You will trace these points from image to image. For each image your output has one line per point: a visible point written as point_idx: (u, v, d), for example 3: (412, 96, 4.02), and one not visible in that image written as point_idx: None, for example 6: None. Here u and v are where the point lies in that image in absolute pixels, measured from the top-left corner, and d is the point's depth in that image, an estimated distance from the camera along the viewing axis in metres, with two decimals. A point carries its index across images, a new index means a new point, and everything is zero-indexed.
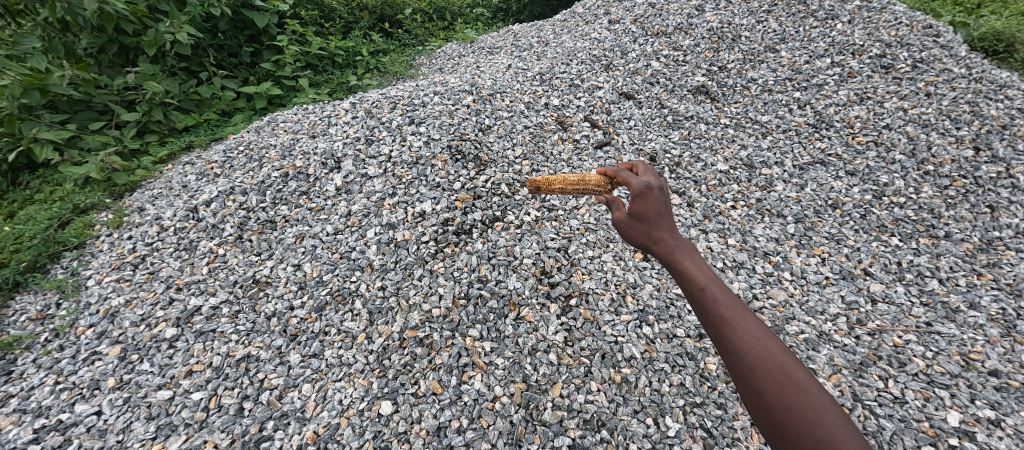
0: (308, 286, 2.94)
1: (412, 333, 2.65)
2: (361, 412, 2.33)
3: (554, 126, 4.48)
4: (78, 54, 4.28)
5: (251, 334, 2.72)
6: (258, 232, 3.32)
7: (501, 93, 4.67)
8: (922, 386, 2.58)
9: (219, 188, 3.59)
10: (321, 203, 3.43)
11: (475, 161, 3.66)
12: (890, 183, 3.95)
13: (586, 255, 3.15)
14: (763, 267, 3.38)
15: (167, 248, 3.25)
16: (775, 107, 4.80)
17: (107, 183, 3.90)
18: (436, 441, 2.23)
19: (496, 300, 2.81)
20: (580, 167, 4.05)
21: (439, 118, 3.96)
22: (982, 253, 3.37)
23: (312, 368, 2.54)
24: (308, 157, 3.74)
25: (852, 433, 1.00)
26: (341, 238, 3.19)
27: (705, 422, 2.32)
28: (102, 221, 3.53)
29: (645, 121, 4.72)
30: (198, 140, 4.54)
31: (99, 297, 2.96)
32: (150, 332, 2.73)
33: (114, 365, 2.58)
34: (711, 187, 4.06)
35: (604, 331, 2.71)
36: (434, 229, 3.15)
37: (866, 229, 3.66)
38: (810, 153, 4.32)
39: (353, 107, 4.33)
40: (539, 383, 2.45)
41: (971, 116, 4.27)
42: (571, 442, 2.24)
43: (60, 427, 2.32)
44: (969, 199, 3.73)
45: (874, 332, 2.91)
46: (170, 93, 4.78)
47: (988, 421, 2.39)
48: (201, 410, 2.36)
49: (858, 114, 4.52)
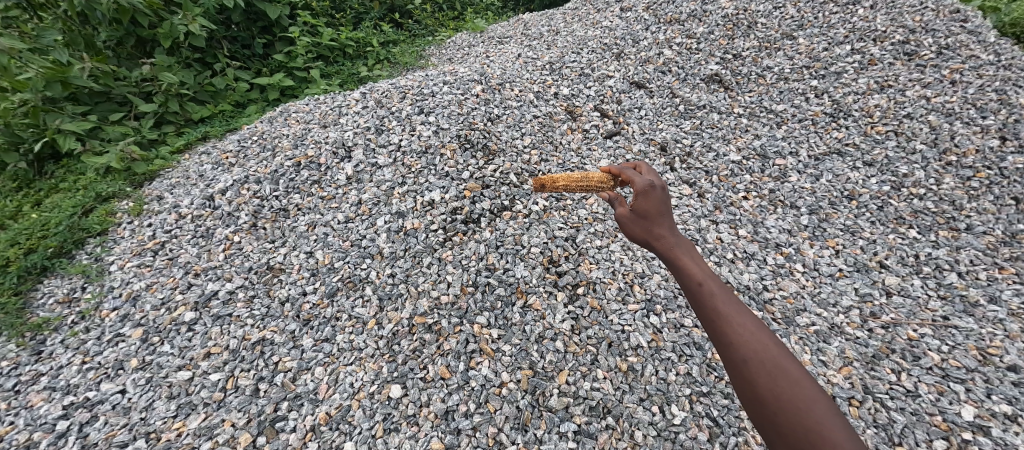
0: (320, 273, 3.00)
1: (421, 320, 2.70)
2: (372, 395, 2.40)
3: (563, 116, 4.47)
4: (98, 47, 4.38)
5: (266, 318, 2.79)
6: (271, 220, 3.38)
7: (511, 82, 4.65)
8: (936, 380, 2.55)
9: (234, 177, 3.66)
10: (332, 192, 3.48)
11: (484, 150, 3.68)
12: (909, 174, 3.85)
13: (594, 245, 3.16)
14: (774, 258, 3.34)
15: (186, 235, 3.34)
16: (790, 96, 4.70)
17: (127, 173, 4.01)
18: (444, 425, 2.28)
19: (504, 288, 2.83)
20: (589, 157, 4.03)
21: (448, 108, 3.98)
22: (1005, 246, 3.27)
23: (324, 352, 2.61)
24: (320, 147, 3.79)
25: (842, 425, 1.00)
26: (352, 226, 3.24)
27: (711, 411, 2.33)
28: (123, 208, 3.63)
29: (656, 111, 4.66)
30: (214, 131, 4.63)
31: (121, 282, 3.06)
32: (169, 316, 2.81)
33: (135, 347, 2.68)
34: (723, 178, 4.01)
35: (611, 320, 2.73)
36: (443, 218, 3.19)
37: (883, 221, 3.58)
38: (827, 143, 4.24)
39: (363, 97, 4.37)
40: (546, 370, 2.50)
41: (999, 105, 4.11)
42: (576, 428, 2.27)
43: (87, 404, 2.44)
44: (993, 191, 3.60)
45: (887, 326, 2.87)
46: (186, 84, 4.85)
47: (1004, 416, 2.34)
48: (219, 391, 2.46)
49: (878, 103, 4.40)
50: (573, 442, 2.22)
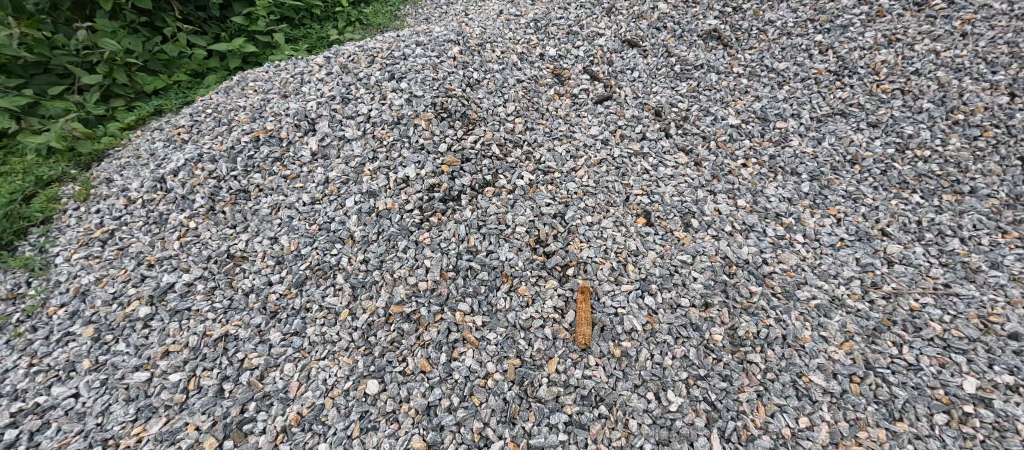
0: (287, 261, 2.75)
1: (398, 309, 2.50)
2: (347, 392, 2.22)
3: (550, 79, 4.15)
4: (29, 11, 3.90)
5: (229, 311, 2.56)
6: (231, 203, 3.09)
7: (492, 43, 4.28)
8: (938, 352, 2.42)
9: (186, 155, 3.33)
10: (296, 170, 3.19)
11: (463, 119, 3.41)
12: (915, 135, 3.64)
13: (584, 221, 2.95)
14: (775, 229, 3.14)
15: (137, 222, 3.04)
16: (793, 52, 4.40)
17: (71, 153, 3.64)
18: (426, 421, 2.12)
19: (487, 272, 2.64)
20: (578, 124, 3.77)
21: (422, 73, 3.64)
22: (1009, 209, 3.10)
23: (294, 347, 2.40)
24: (280, 119, 3.46)
25: None
26: (319, 208, 2.97)
27: (709, 395, 2.23)
28: (68, 194, 3.30)
29: (650, 72, 4.34)
30: (168, 105, 4.26)
31: (68, 275, 2.77)
32: (122, 312, 2.56)
33: (87, 346, 2.44)
34: (721, 143, 3.76)
35: (603, 302, 2.55)
36: (419, 196, 2.94)
37: (886, 186, 3.40)
38: (831, 103, 3.99)
39: (328, 62, 3.98)
40: (534, 358, 2.33)
41: (1011, 58, 3.86)
42: (567, 419, 2.13)
43: (37, 411, 2.21)
44: (1000, 151, 3.41)
45: (888, 296, 2.73)
46: (133, 52, 4.40)
47: (1006, 387, 2.23)
48: (180, 392, 2.25)
49: (885, 58, 4.13)
50: (564, 435, 2.07)
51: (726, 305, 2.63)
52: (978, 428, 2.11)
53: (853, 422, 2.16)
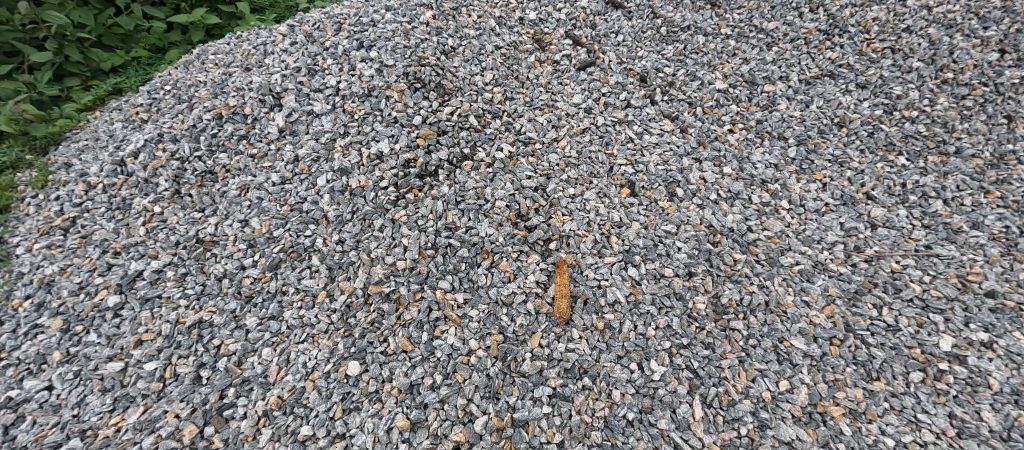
0: (259, 244, 2.66)
1: (377, 289, 2.44)
2: (327, 375, 2.18)
3: (530, 45, 3.99)
4: None
5: (202, 297, 2.48)
6: (197, 185, 2.97)
7: (468, 7, 4.07)
8: (917, 312, 2.43)
9: (146, 135, 3.17)
10: (263, 148, 3.05)
11: (438, 90, 3.27)
12: (903, 95, 3.57)
13: (566, 194, 2.89)
14: (760, 197, 3.09)
15: (99, 208, 2.90)
16: (783, 11, 4.26)
17: (24, 137, 3.46)
18: (410, 399, 2.10)
19: (467, 248, 2.58)
20: (560, 92, 3.65)
21: (393, 40, 3.47)
22: (993, 169, 3.08)
23: (271, 331, 2.35)
24: (243, 94, 3.29)
25: None
26: (290, 187, 2.86)
27: (692, 363, 2.23)
28: (25, 181, 3.14)
29: (635, 35, 4.18)
30: (127, 83, 4.05)
31: (30, 266, 2.65)
32: (91, 302, 2.47)
33: (57, 338, 2.34)
34: (708, 109, 3.66)
35: (586, 275, 2.52)
36: (394, 172, 2.83)
37: (872, 149, 3.36)
38: (820, 64, 3.88)
39: (292, 30, 3.77)
40: (517, 334, 2.31)
41: (1002, 14, 3.78)
42: (551, 392, 2.12)
43: (10, 405, 2.12)
44: (987, 109, 3.36)
45: (871, 259, 2.72)
46: (85, 27, 4.13)
47: (981, 344, 2.26)
48: (156, 381, 2.17)
49: (876, 15, 4.01)
50: (547, 407, 2.07)
51: (709, 273, 2.61)
52: (951, 384, 2.15)
53: (832, 383, 2.18)
